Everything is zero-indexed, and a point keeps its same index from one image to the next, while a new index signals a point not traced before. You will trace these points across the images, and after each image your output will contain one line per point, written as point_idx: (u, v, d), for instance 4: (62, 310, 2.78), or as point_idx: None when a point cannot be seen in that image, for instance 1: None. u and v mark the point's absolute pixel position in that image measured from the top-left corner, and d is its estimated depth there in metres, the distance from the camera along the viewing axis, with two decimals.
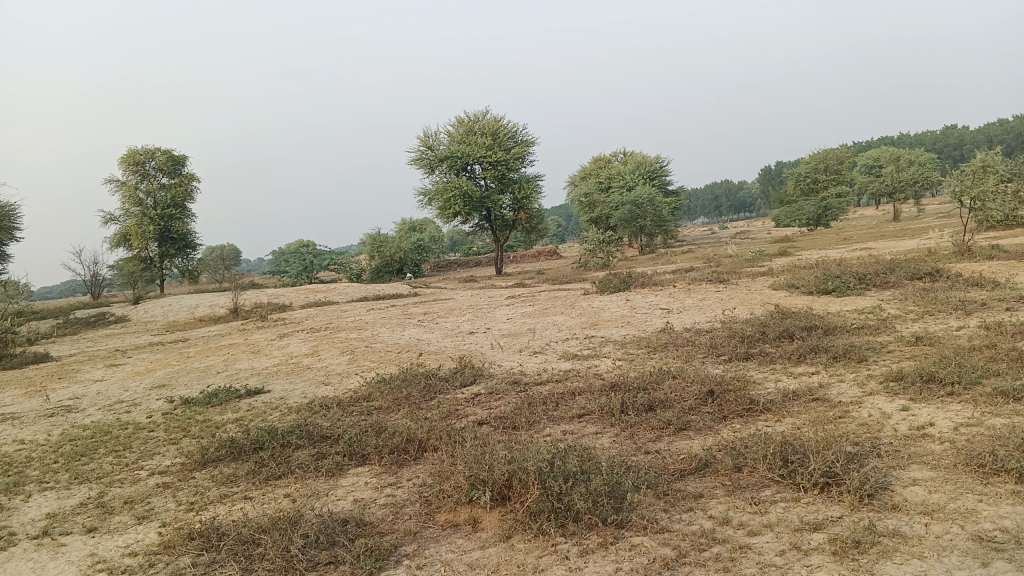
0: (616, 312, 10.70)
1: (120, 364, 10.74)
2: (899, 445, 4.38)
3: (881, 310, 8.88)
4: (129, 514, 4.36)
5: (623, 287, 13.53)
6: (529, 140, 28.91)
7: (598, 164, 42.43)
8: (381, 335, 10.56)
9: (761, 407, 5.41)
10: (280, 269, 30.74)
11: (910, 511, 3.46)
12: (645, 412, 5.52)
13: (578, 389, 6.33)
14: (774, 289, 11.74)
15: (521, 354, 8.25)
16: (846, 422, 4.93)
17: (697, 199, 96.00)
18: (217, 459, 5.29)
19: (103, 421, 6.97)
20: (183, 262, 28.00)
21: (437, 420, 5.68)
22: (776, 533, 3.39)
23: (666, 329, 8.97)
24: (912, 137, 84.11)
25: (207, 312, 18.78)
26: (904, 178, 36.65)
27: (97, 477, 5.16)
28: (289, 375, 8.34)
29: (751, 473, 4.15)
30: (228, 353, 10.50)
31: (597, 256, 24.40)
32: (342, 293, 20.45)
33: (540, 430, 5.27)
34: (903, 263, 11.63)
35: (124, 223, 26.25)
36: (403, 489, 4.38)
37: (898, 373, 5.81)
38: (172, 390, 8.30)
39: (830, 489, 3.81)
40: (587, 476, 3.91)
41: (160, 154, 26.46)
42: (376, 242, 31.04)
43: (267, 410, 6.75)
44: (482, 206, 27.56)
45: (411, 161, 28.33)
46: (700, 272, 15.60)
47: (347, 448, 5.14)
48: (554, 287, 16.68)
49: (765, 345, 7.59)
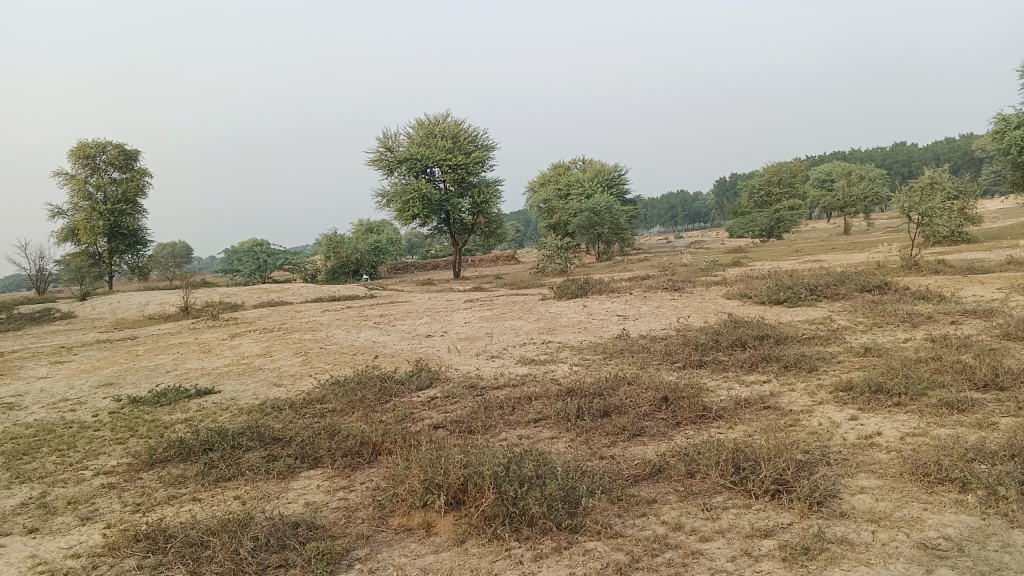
0: (574, 318, 10.75)
1: (65, 361, 10.46)
2: (848, 453, 4.47)
3: (832, 321, 9.06)
4: (72, 514, 4.24)
5: (580, 293, 13.61)
6: (489, 144, 28.92)
7: (558, 171, 42.62)
8: (336, 337, 10.46)
9: (714, 415, 5.48)
10: (234, 268, 30.27)
11: (858, 518, 3.53)
12: (600, 418, 5.55)
13: (535, 394, 6.34)
14: (728, 298, 11.92)
15: (478, 358, 8.23)
16: (797, 430, 5.02)
17: (654, 208, 97.04)
18: (165, 459, 5.18)
19: (46, 420, 6.78)
20: (132, 259, 27.40)
21: (391, 423, 5.64)
22: (727, 539, 3.43)
23: (622, 335, 9.04)
24: (863, 152, 86.13)
25: (157, 310, 18.40)
26: (855, 193, 37.51)
27: (38, 477, 5.01)
28: (241, 376, 8.21)
29: (704, 479, 4.19)
30: (178, 352, 10.30)
31: (555, 261, 24.49)
32: (296, 293, 20.19)
33: (496, 435, 5.26)
34: (853, 276, 11.90)
35: (73, 217, 25.62)
36: (356, 493, 4.33)
37: (847, 384, 5.93)
38: (120, 389, 8.11)
39: (780, 495, 3.87)
40: (542, 481, 3.91)
41: (111, 148, 25.89)
42: (333, 243, 30.76)
43: (217, 411, 6.64)
44: (441, 209, 27.46)
45: (370, 162, 28.13)
46: (655, 280, 15.75)
47: (300, 451, 5.07)
48: (511, 291, 16.69)
49: (719, 353, 7.69)
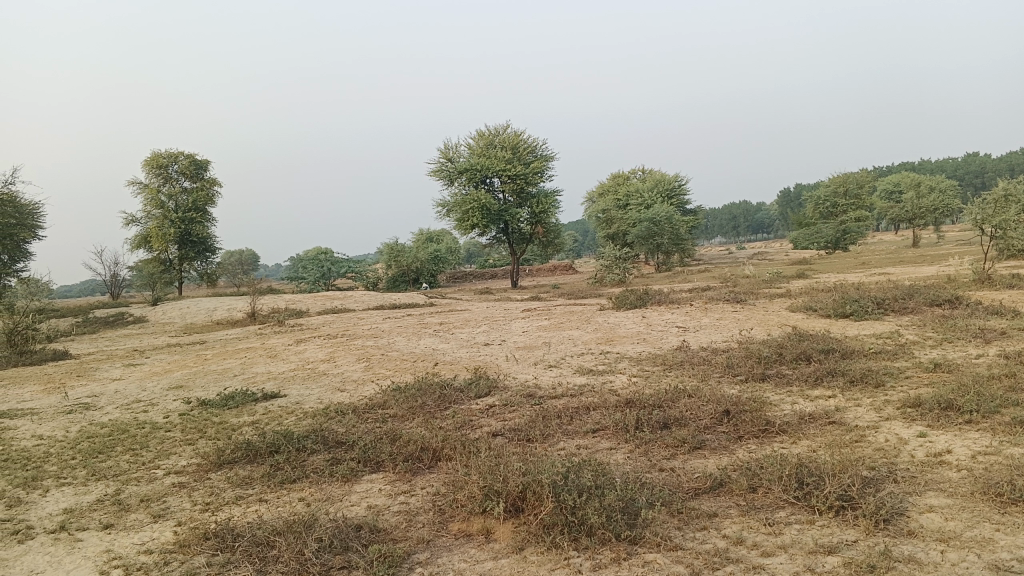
0: (633, 329, 10.70)
1: (138, 364, 10.85)
2: (917, 471, 4.36)
3: (899, 335, 8.84)
4: (145, 512, 4.40)
5: (639, 304, 13.55)
6: (548, 154, 28.98)
7: (617, 181, 42.45)
8: (397, 344, 10.61)
9: (777, 428, 5.41)
10: (298, 275, 30.93)
11: (926, 537, 3.45)
12: (660, 429, 5.52)
13: (593, 403, 6.33)
14: (791, 310, 11.72)
15: (536, 367, 8.26)
16: (862, 446, 4.91)
17: (715, 220, 96.04)
18: (232, 460, 5.33)
19: (120, 420, 7.04)
20: (202, 266, 28.24)
21: (451, 430, 5.70)
22: (790, 554, 3.39)
23: (682, 347, 8.98)
24: (934, 162, 83.70)
25: (225, 316, 18.94)
26: (925, 205, 36.45)
27: (113, 474, 5.22)
28: (305, 381, 8.39)
29: (766, 494, 4.14)
30: (244, 357, 10.60)
31: (613, 272, 24.37)
32: (358, 300, 20.54)
33: (555, 443, 5.28)
34: (922, 289, 11.57)
35: (145, 225, 26.57)
36: (417, 497, 4.40)
37: (916, 400, 5.78)
38: (189, 391, 8.37)
39: (844, 511, 3.79)
40: (600, 491, 3.92)
41: (183, 158, 26.74)
42: (394, 252, 31.20)
43: (282, 414, 6.80)
44: (500, 219, 27.60)
45: (431, 172, 28.51)
46: (716, 292, 15.56)
47: (362, 455, 5.17)
48: (570, 301, 16.70)
49: (782, 366, 7.57)
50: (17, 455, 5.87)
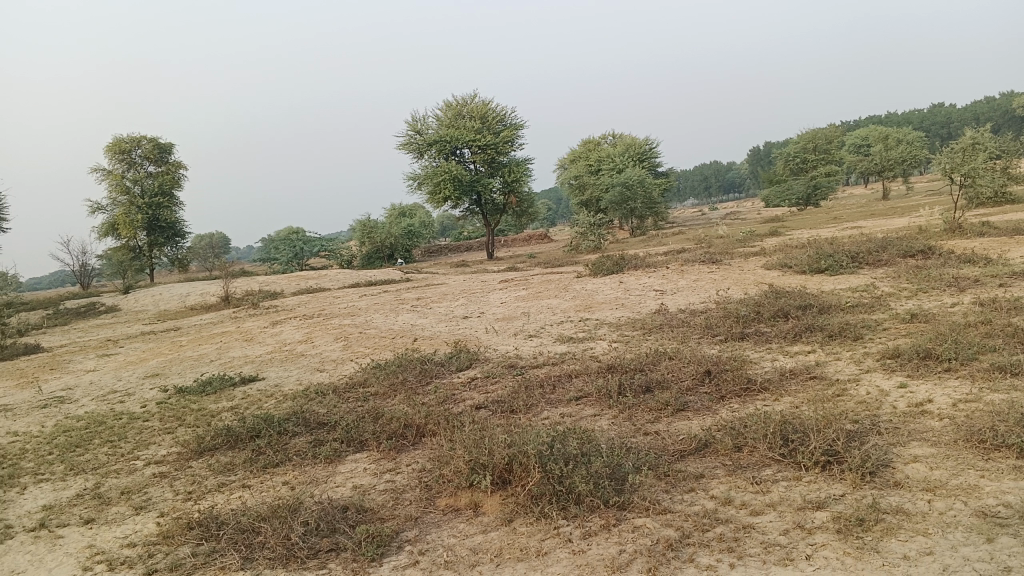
0: (610, 294, 10.67)
1: (111, 354, 10.68)
2: (899, 422, 4.38)
3: (875, 288, 8.89)
4: (127, 504, 4.32)
5: (616, 269, 13.54)
6: (517, 123, 28.74)
7: (587, 147, 42.31)
8: (375, 321, 10.53)
9: (759, 386, 5.42)
10: (271, 257, 30.66)
11: (912, 488, 3.46)
12: (642, 393, 5.51)
13: (575, 371, 6.32)
14: (767, 268, 11.76)
15: (516, 338, 8.22)
16: (844, 399, 4.94)
17: (687, 181, 96.56)
18: (213, 447, 5.25)
19: (96, 412, 6.93)
20: (172, 251, 27.86)
21: (433, 405, 5.65)
22: (779, 512, 3.39)
23: (661, 310, 8.97)
24: (901, 112, 84.14)
25: (199, 301, 18.72)
26: (893, 157, 36.69)
27: (92, 468, 5.12)
28: (284, 363, 8.29)
29: (752, 452, 4.14)
30: (221, 341, 10.46)
31: (588, 239, 24.34)
32: (333, 279, 20.38)
33: (538, 413, 5.25)
34: (894, 241, 11.63)
35: (112, 212, 26.12)
36: (402, 474, 4.35)
37: (894, 351, 5.81)
38: (166, 379, 8.26)
39: (831, 467, 3.80)
40: (586, 459, 3.89)
41: (147, 142, 26.17)
42: (367, 228, 30.95)
43: (262, 398, 6.72)
44: (472, 190, 27.40)
45: (401, 146, 28.22)
46: (692, 253, 15.57)
47: (344, 435, 5.11)
48: (546, 270, 16.66)
49: (761, 324, 7.60)
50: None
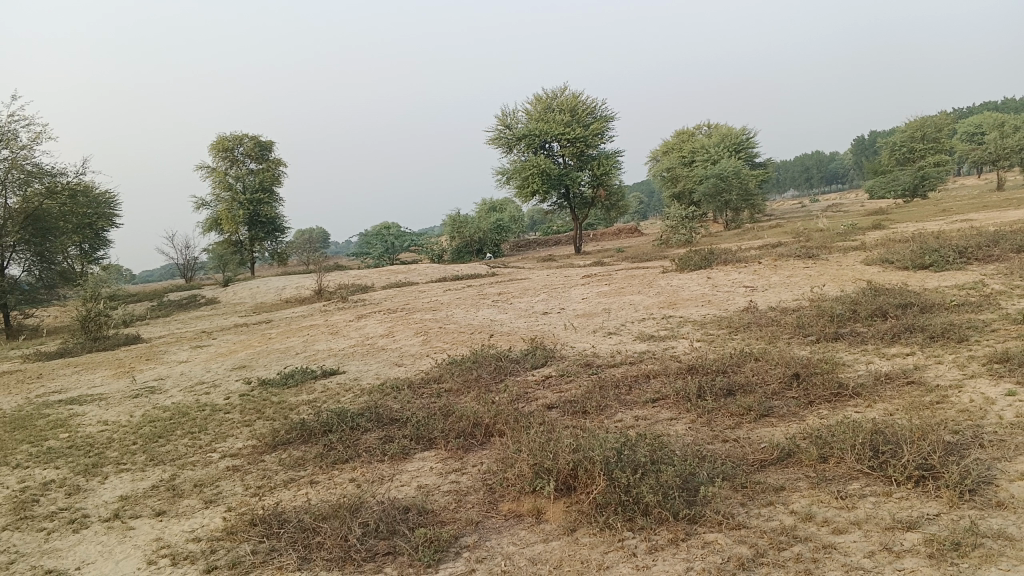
0: (696, 291, 10.32)
1: (205, 346, 11.02)
2: (1006, 434, 3.99)
3: (984, 285, 8.28)
4: (198, 497, 4.37)
5: (704, 264, 13.14)
6: (608, 116, 28.37)
7: (680, 139, 41.44)
8: (456, 316, 10.51)
9: (851, 392, 5.07)
10: (364, 251, 31.27)
11: (1018, 509, 3.12)
12: (723, 396, 5.25)
13: (654, 371, 6.09)
14: (867, 263, 11.15)
15: (596, 335, 8.03)
16: (944, 408, 4.55)
17: (786, 171, 93.64)
18: (287, 442, 5.29)
19: (183, 403, 7.11)
20: (272, 245, 28.73)
21: (505, 404, 5.53)
22: (865, 531, 3.12)
23: (749, 308, 8.61)
24: (1019, 99, 79.22)
25: (293, 294, 19.22)
26: (1009, 145, 34.48)
27: (171, 459, 5.23)
28: (365, 357, 8.34)
29: (839, 464, 3.86)
30: (307, 334, 10.65)
31: (679, 232, 23.78)
32: (421, 273, 20.57)
33: (612, 415, 5.07)
34: (1008, 235, 10.82)
35: (215, 208, 27.14)
36: (468, 476, 4.25)
37: (1004, 355, 5.35)
38: (251, 371, 8.44)
39: (926, 482, 3.48)
40: (657, 466, 3.69)
41: (247, 141, 27.08)
42: (457, 223, 31.16)
43: (339, 392, 6.76)
44: (561, 184, 27.21)
45: (490, 141, 28.30)
46: (787, 248, 14.95)
47: (414, 432, 5.06)
48: (633, 265, 16.33)
49: (856, 324, 7.17)
50: (83, 441, 5.96)
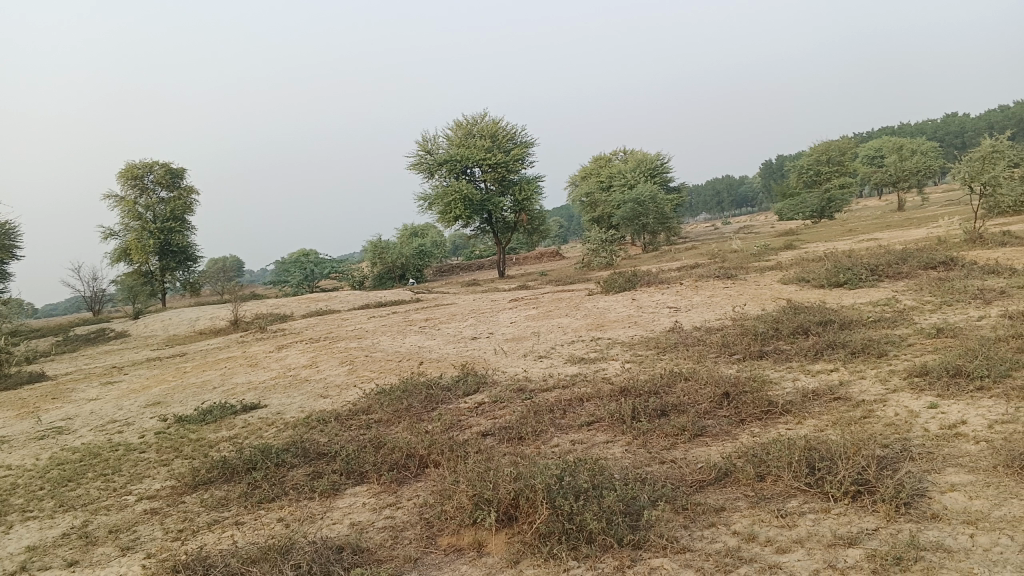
0: (622, 313, 10.40)
1: (116, 381, 10.48)
2: (932, 446, 4.09)
3: (896, 301, 8.59)
4: (113, 544, 4.09)
5: (629, 286, 13.29)
6: (528, 141, 28.66)
7: (598, 164, 42.15)
8: (382, 344, 10.30)
9: (781, 409, 5.14)
10: (282, 279, 30.57)
11: (953, 521, 3.18)
12: (657, 418, 5.24)
13: (586, 394, 6.05)
14: (784, 282, 11.47)
15: (527, 359, 7.97)
16: (871, 422, 4.65)
17: (699, 195, 96.32)
18: (208, 481, 5.03)
19: (93, 443, 6.71)
20: (185, 275, 27.78)
21: (437, 433, 5.39)
22: (808, 549, 3.12)
23: (675, 328, 8.71)
24: (913, 124, 83.72)
25: (208, 325, 18.57)
26: (907, 168, 36.27)
27: (82, 504, 4.90)
28: (287, 389, 8.05)
29: (776, 482, 3.87)
30: (225, 367, 10.25)
31: (601, 255, 24.08)
32: (343, 301, 20.20)
33: (548, 441, 5.00)
34: (914, 253, 11.30)
35: (124, 238, 26.10)
36: (403, 510, 4.11)
37: (922, 369, 5.52)
38: (167, 407, 8.04)
39: (862, 497, 3.53)
40: (599, 492, 3.64)
41: (158, 168, 26.24)
42: (378, 249, 30.81)
43: (262, 427, 6.49)
44: (483, 209, 27.25)
45: (411, 166, 28.14)
46: (706, 268, 15.27)
47: (344, 467, 4.87)
48: (558, 288, 16.40)
49: (779, 342, 7.32)
50: None
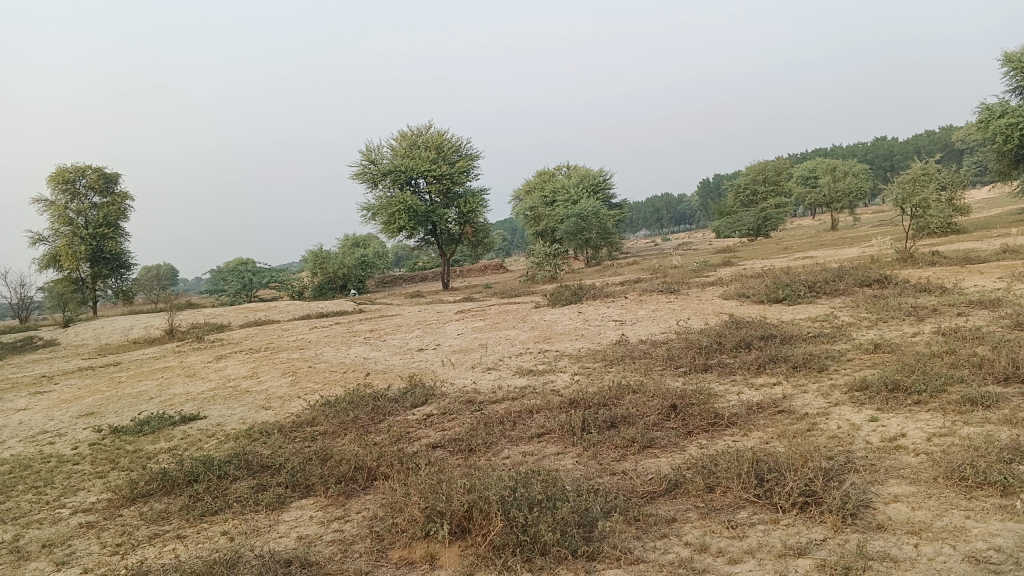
0: (569, 325, 10.45)
1: (45, 391, 10.08)
2: (875, 458, 4.20)
3: (834, 317, 8.84)
4: (47, 559, 3.92)
5: (574, 299, 13.37)
6: (473, 154, 28.72)
7: (542, 178, 42.45)
8: (326, 354, 10.15)
9: (727, 421, 5.21)
10: (219, 288, 29.91)
11: (897, 531, 3.26)
12: (607, 430, 5.27)
13: (536, 406, 6.04)
14: (725, 298, 11.69)
15: (474, 371, 7.94)
16: (815, 434, 4.75)
17: (640, 212, 97.74)
18: (147, 493, 4.86)
19: (23, 455, 6.43)
20: (117, 283, 26.96)
21: (386, 445, 5.32)
22: (759, 559, 3.16)
23: (621, 341, 8.79)
24: (845, 147, 86.55)
25: (142, 334, 18.04)
26: (840, 189, 37.42)
27: (11, 518, 4.68)
28: (228, 400, 7.85)
29: (725, 493, 3.92)
30: (162, 377, 9.95)
31: (545, 269, 24.21)
32: (283, 311, 19.86)
33: (499, 453, 4.97)
34: (849, 271, 11.65)
35: (53, 243, 25.21)
36: (351, 523, 4.03)
37: (863, 383, 5.67)
38: (101, 418, 7.76)
39: (809, 507, 3.59)
40: (553, 503, 3.63)
41: (91, 172, 25.49)
42: (319, 259, 30.41)
43: (203, 438, 6.31)
44: (428, 220, 27.14)
45: (354, 176, 27.87)
46: (649, 283, 15.49)
47: (290, 479, 4.77)
48: (503, 300, 16.42)
49: (723, 355, 7.45)
50: None
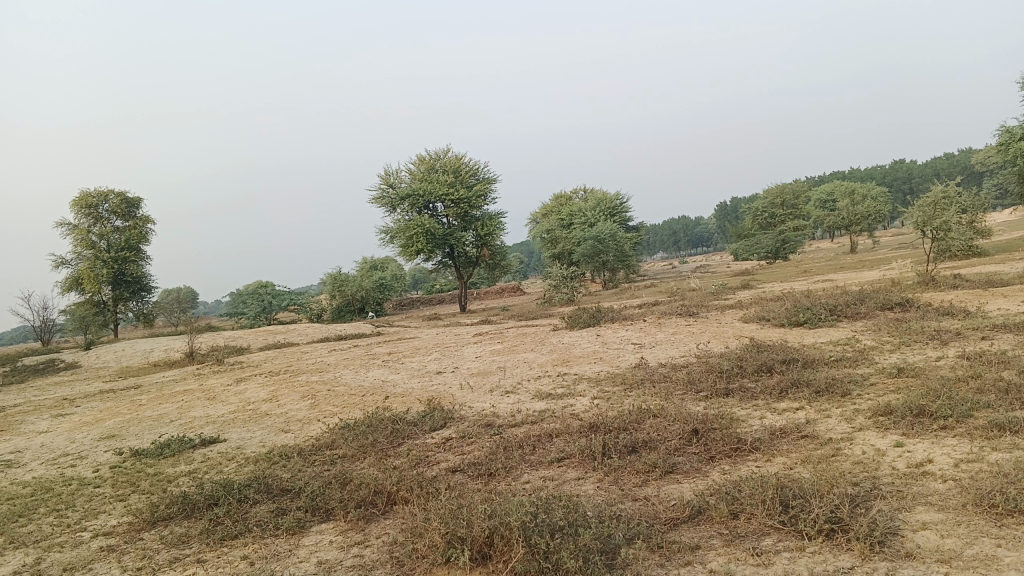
0: (588, 348, 10.41)
1: (67, 414, 10.15)
2: (901, 485, 4.13)
3: (856, 341, 8.76)
4: None
5: (592, 322, 13.34)
6: (490, 178, 28.86)
7: (559, 201, 42.55)
8: (344, 377, 10.16)
9: (750, 446, 5.16)
10: (238, 311, 30.09)
11: (927, 559, 3.20)
12: (628, 454, 5.22)
13: (556, 430, 6.01)
14: (745, 321, 11.62)
15: (493, 394, 7.91)
16: (840, 460, 4.69)
17: (656, 235, 97.64)
18: (167, 517, 4.86)
19: (45, 477, 6.46)
20: (138, 306, 27.19)
21: (406, 469, 5.30)
22: None
23: (640, 365, 8.74)
24: (863, 169, 86.21)
25: (162, 357, 18.15)
26: (859, 212, 37.23)
27: (33, 541, 4.70)
28: (247, 423, 7.87)
29: (750, 520, 3.87)
30: (182, 400, 10.00)
31: (562, 291, 24.20)
32: (302, 333, 19.93)
33: (518, 477, 4.94)
34: (870, 294, 11.55)
35: (76, 266, 25.50)
36: (372, 548, 4.01)
37: (887, 408, 5.60)
38: (122, 441, 7.79)
39: (836, 535, 3.53)
40: (575, 530, 3.60)
41: (114, 196, 25.83)
42: (337, 281, 30.56)
43: (223, 462, 6.32)
44: (445, 243, 27.24)
45: (373, 199, 28.04)
46: (667, 306, 15.44)
47: (309, 503, 4.76)
48: (520, 323, 16.41)
49: (744, 379, 7.39)
50: None
